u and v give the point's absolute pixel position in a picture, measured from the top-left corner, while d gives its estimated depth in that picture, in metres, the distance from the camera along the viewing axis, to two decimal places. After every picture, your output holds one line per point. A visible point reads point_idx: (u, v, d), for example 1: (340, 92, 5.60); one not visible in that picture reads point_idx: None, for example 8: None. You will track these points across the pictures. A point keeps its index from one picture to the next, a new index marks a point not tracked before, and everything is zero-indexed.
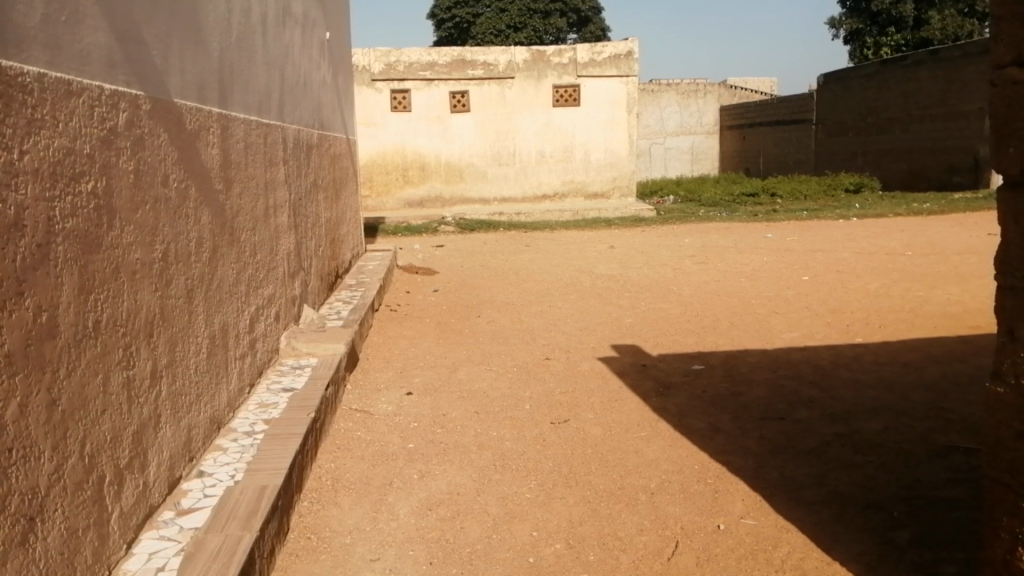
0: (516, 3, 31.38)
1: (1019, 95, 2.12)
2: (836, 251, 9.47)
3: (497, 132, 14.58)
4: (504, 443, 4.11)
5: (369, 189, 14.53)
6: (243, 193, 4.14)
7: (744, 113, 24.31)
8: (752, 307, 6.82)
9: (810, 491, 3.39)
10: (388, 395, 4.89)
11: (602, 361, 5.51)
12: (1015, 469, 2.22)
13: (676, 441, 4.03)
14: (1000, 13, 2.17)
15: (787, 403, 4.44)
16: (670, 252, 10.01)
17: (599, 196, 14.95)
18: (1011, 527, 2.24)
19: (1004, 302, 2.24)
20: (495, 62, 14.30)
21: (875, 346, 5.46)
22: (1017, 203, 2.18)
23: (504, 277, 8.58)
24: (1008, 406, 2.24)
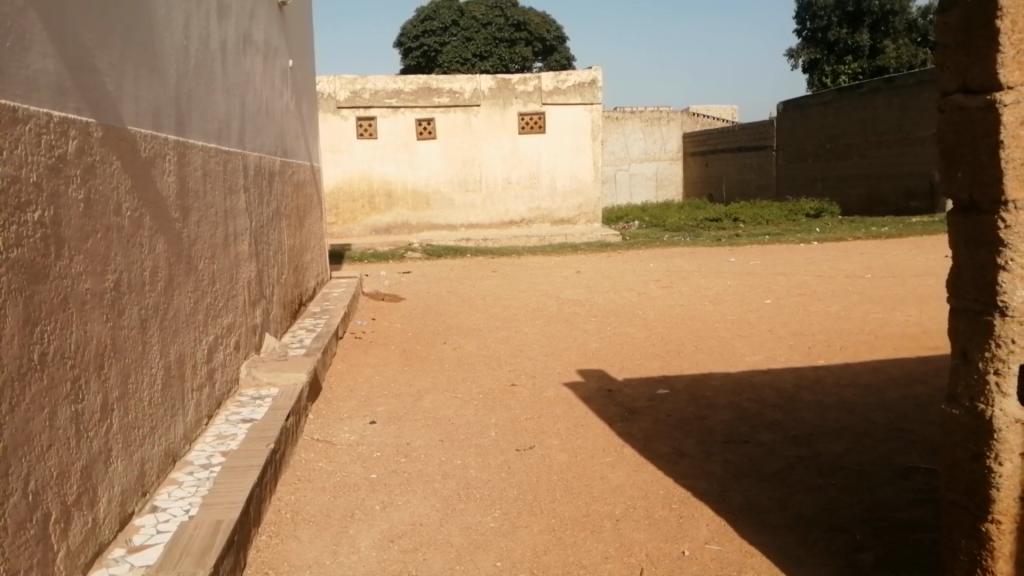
0: (481, 32, 31.73)
1: (964, 122, 2.16)
2: (798, 274, 9.60)
3: (464, 159, 14.61)
4: (469, 472, 4.06)
5: (335, 217, 14.42)
6: (201, 221, 4.08)
7: (707, 139, 24.69)
8: (716, 331, 6.86)
9: (774, 514, 3.38)
10: (352, 425, 4.81)
11: (568, 386, 5.49)
12: (972, 489, 2.24)
13: (641, 467, 4.01)
14: (944, 40, 2.21)
15: (751, 426, 4.45)
16: (635, 277, 10.07)
17: (566, 222, 15.03)
18: (969, 549, 2.25)
19: (957, 325, 2.27)
20: (461, 89, 14.36)
21: (837, 368, 5.51)
22: (966, 226, 2.22)
23: (471, 304, 8.55)
24: (962, 428, 2.26)
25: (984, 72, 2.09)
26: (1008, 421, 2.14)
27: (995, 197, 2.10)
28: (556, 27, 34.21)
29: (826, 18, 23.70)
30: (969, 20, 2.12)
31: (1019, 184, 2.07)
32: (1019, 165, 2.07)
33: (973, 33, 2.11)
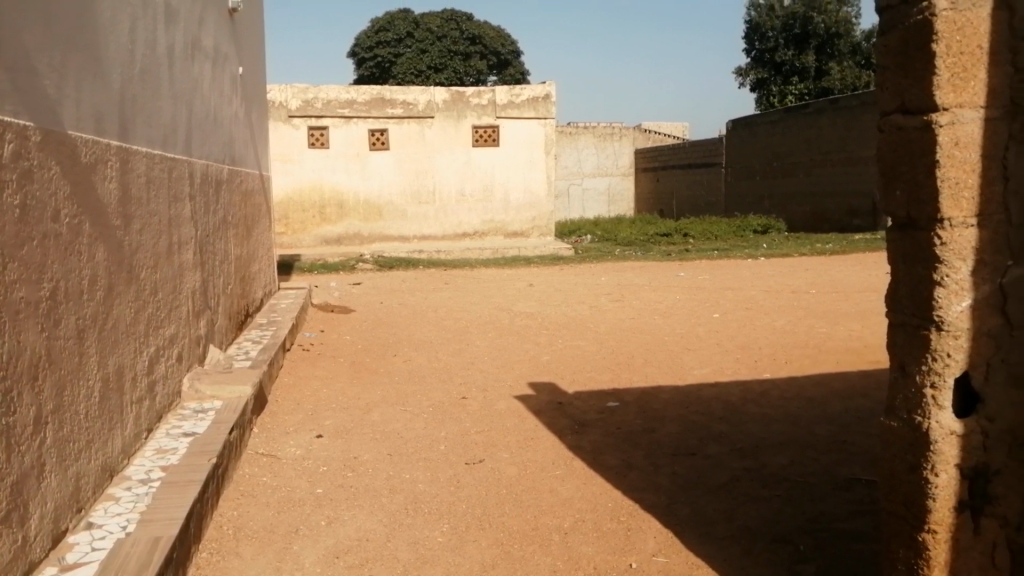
0: (436, 44, 31.79)
1: (902, 141, 2.22)
2: (745, 289, 9.77)
3: (417, 170, 14.55)
4: (417, 486, 4.01)
5: (285, 227, 14.21)
6: (144, 229, 3.97)
7: (658, 155, 25.05)
8: (665, 344, 6.93)
9: (719, 526, 3.42)
10: (298, 438, 4.72)
11: (519, 399, 5.49)
12: (909, 500, 2.28)
13: (590, 479, 4.01)
14: (882, 63, 2.27)
15: (698, 439, 4.49)
16: (587, 291, 10.13)
17: (519, 235, 15.07)
18: (907, 560, 2.29)
19: (894, 338, 2.32)
20: (414, 101, 14.33)
21: (782, 381, 5.61)
22: (903, 243, 2.27)
23: (422, 316, 8.49)
24: (900, 440, 2.30)
25: (921, 94, 2.15)
26: (943, 433, 2.21)
27: (931, 215, 2.16)
28: (511, 41, 34.40)
29: (774, 39, 24.30)
30: (907, 43, 2.18)
31: (953, 203, 2.14)
32: (953, 185, 2.13)
33: (910, 56, 2.17)
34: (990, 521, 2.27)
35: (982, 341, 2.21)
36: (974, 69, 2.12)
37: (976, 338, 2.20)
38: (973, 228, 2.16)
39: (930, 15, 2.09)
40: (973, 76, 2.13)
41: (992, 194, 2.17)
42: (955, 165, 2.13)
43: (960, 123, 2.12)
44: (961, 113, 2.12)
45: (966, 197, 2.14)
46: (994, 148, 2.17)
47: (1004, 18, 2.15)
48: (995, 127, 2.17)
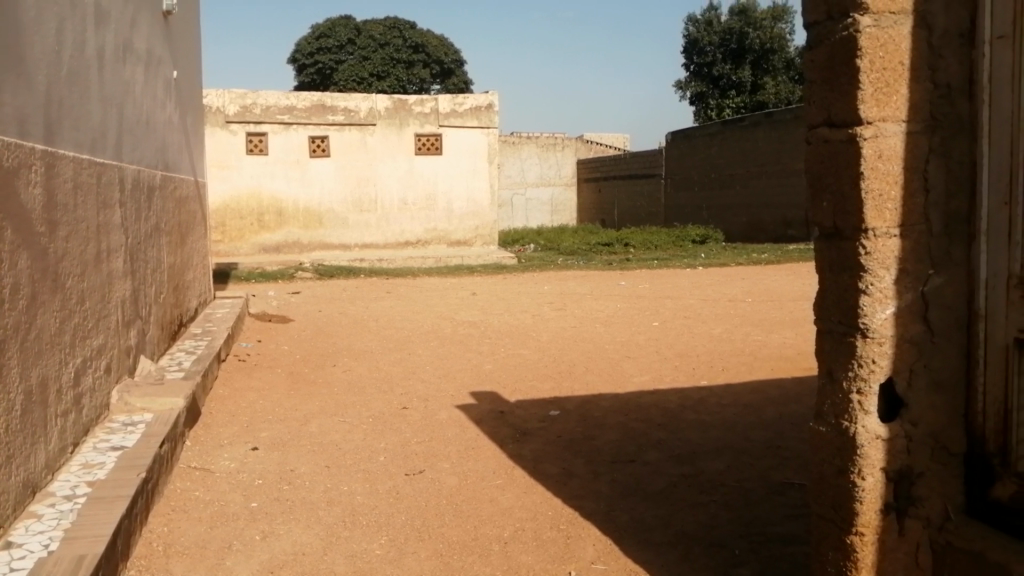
0: (379, 51, 31.63)
1: (829, 153, 2.29)
2: (684, 298, 9.93)
3: (358, 178, 14.41)
4: (355, 498, 3.95)
5: (221, 234, 13.89)
6: (70, 237, 3.84)
7: (599, 166, 25.34)
8: (606, 352, 7.00)
9: (657, 532, 3.45)
10: (232, 451, 4.61)
11: (460, 408, 5.46)
12: (837, 503, 2.34)
13: (530, 488, 4.01)
14: (810, 77, 2.33)
15: (637, 446, 4.54)
16: (529, 300, 10.16)
17: (462, 244, 15.04)
18: (835, 561, 2.36)
19: (823, 345, 2.38)
20: (356, 108, 14.20)
21: (719, 388, 5.71)
22: (830, 253, 2.33)
23: (363, 325, 8.40)
24: (828, 445, 2.36)
25: (846, 108, 2.22)
26: (869, 437, 2.27)
27: (856, 225, 2.23)
28: (455, 50, 34.40)
29: (712, 54, 24.87)
30: (833, 58, 2.24)
31: (877, 213, 2.21)
32: (876, 196, 2.20)
33: (836, 71, 2.24)
34: (914, 522, 2.34)
35: (905, 348, 2.27)
36: (896, 84, 2.20)
37: (900, 345, 2.27)
38: (895, 238, 2.23)
39: (854, 31, 2.16)
40: (896, 91, 2.20)
41: (913, 205, 2.25)
42: (879, 177, 2.20)
43: (884, 136, 2.20)
44: (884, 127, 2.19)
45: (889, 208, 2.22)
46: (916, 160, 2.24)
47: (924, 36, 2.22)
48: (916, 141, 2.24)
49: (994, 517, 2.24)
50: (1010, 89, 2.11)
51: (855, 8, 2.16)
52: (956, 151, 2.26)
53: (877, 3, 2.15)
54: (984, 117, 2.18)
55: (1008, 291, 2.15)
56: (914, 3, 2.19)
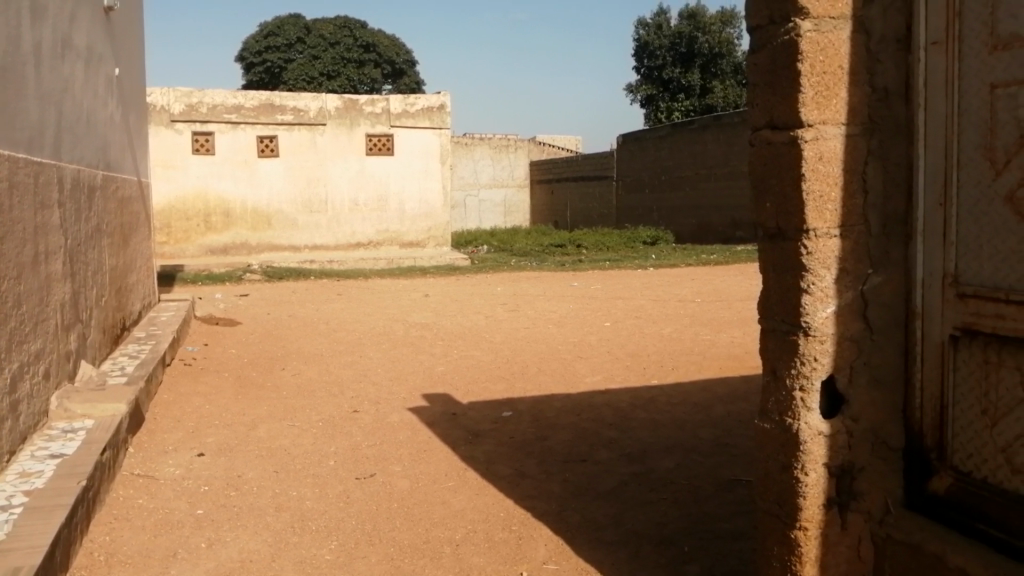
0: (329, 51, 31.29)
1: (771, 155, 2.33)
2: (635, 298, 10.03)
3: (308, 179, 14.22)
4: (304, 503, 3.90)
5: (166, 236, 13.57)
6: (5, 238, 3.71)
7: (552, 168, 25.45)
8: (558, 353, 7.02)
9: (608, 531, 3.48)
10: (177, 458, 4.51)
11: (412, 410, 5.42)
12: (782, 498, 2.39)
13: (482, 490, 4.00)
14: (753, 80, 2.38)
15: (588, 445, 4.56)
16: (482, 301, 10.15)
17: (415, 245, 14.96)
18: (780, 556, 2.40)
19: (767, 343, 2.42)
20: (306, 107, 14.02)
21: (670, 387, 5.77)
22: (773, 253, 2.38)
23: (313, 328, 8.30)
24: (773, 442, 2.40)
25: (788, 110, 2.26)
26: (812, 433, 2.32)
27: (797, 226, 2.27)
28: (406, 50, 34.18)
29: (662, 57, 25.17)
30: (775, 61, 2.29)
31: (818, 214, 2.26)
32: (817, 197, 2.25)
33: (778, 74, 2.28)
34: (856, 517, 2.38)
35: (846, 346, 2.33)
36: (836, 87, 2.25)
37: (841, 343, 2.32)
38: (836, 238, 2.28)
39: (795, 35, 2.21)
40: (836, 94, 2.25)
41: (853, 206, 2.30)
42: (819, 178, 2.25)
43: (824, 139, 2.24)
44: (825, 129, 2.24)
45: (830, 209, 2.27)
46: (855, 162, 2.30)
47: (862, 41, 2.28)
48: (856, 143, 2.30)
49: (932, 510, 2.30)
50: (944, 92, 2.17)
51: (795, 13, 2.21)
52: (893, 154, 2.31)
53: (817, 8, 2.20)
54: (920, 121, 2.24)
55: (943, 289, 2.21)
56: (852, 9, 2.25)
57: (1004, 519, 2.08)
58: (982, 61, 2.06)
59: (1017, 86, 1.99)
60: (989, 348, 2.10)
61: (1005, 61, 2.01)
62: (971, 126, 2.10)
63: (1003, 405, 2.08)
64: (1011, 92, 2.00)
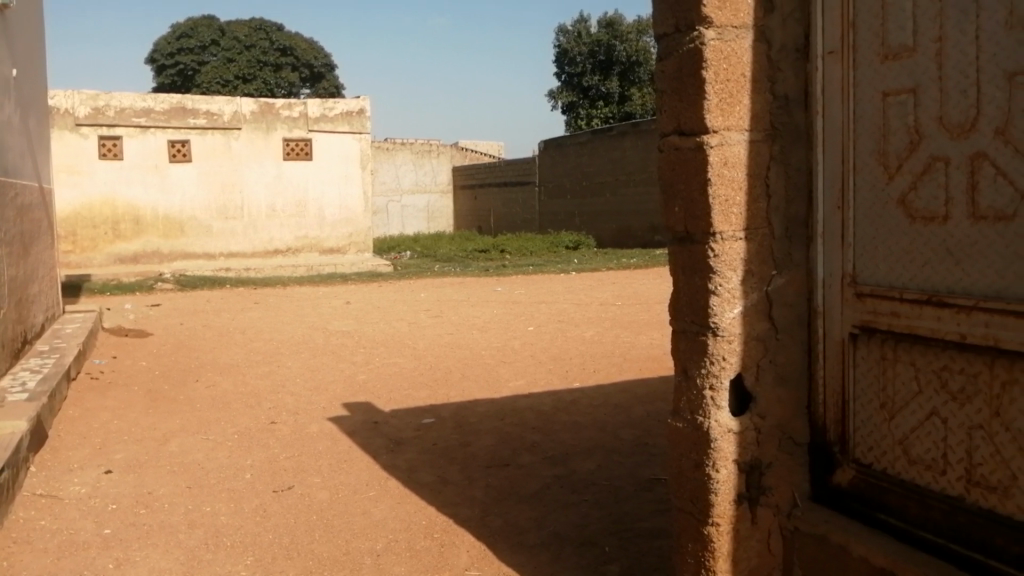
0: (244, 53, 30.60)
1: (679, 160, 2.38)
2: (558, 302, 10.12)
3: (222, 184, 13.85)
4: (219, 518, 3.78)
5: (71, 244, 12.94)
6: None
7: (474, 173, 25.50)
8: (481, 358, 7.03)
9: (530, 535, 3.49)
10: (83, 476, 4.31)
11: (332, 420, 5.33)
12: (696, 496, 2.44)
13: (404, 498, 3.96)
14: (661, 87, 2.43)
15: (512, 450, 4.57)
16: (405, 307, 10.07)
17: (335, 251, 14.78)
18: (695, 552, 2.46)
19: (678, 344, 2.47)
20: (219, 111, 13.68)
21: (592, 389, 5.85)
22: (682, 256, 2.43)
23: (229, 337, 8.07)
24: (686, 440, 2.46)
25: (693, 118, 2.32)
26: (722, 431, 2.38)
27: (704, 229, 2.33)
28: (325, 54, 33.68)
29: (582, 64, 25.54)
30: (680, 69, 2.34)
31: (723, 217, 2.32)
32: (723, 201, 2.32)
33: (684, 82, 2.34)
34: (765, 510, 2.45)
35: (752, 345, 2.40)
36: (738, 95, 2.32)
37: (747, 342, 2.39)
38: (741, 241, 2.35)
39: (700, 44, 2.26)
40: (738, 102, 2.32)
41: (756, 210, 2.37)
42: (725, 183, 2.32)
43: (728, 145, 2.31)
44: (729, 136, 2.31)
45: (735, 212, 2.34)
46: (758, 167, 2.37)
47: (763, 50, 2.35)
48: (758, 149, 2.37)
49: (836, 502, 2.39)
50: (840, 100, 2.26)
51: (699, 22, 2.27)
52: (794, 158, 2.40)
53: (720, 18, 2.27)
54: (818, 127, 2.33)
55: (842, 289, 2.30)
56: (752, 19, 2.33)
57: (902, 509, 2.18)
58: (874, 70, 2.16)
59: (907, 94, 2.09)
60: (885, 345, 2.19)
61: (895, 70, 2.11)
62: (865, 131, 2.20)
63: (899, 398, 2.18)
64: (902, 100, 2.10)
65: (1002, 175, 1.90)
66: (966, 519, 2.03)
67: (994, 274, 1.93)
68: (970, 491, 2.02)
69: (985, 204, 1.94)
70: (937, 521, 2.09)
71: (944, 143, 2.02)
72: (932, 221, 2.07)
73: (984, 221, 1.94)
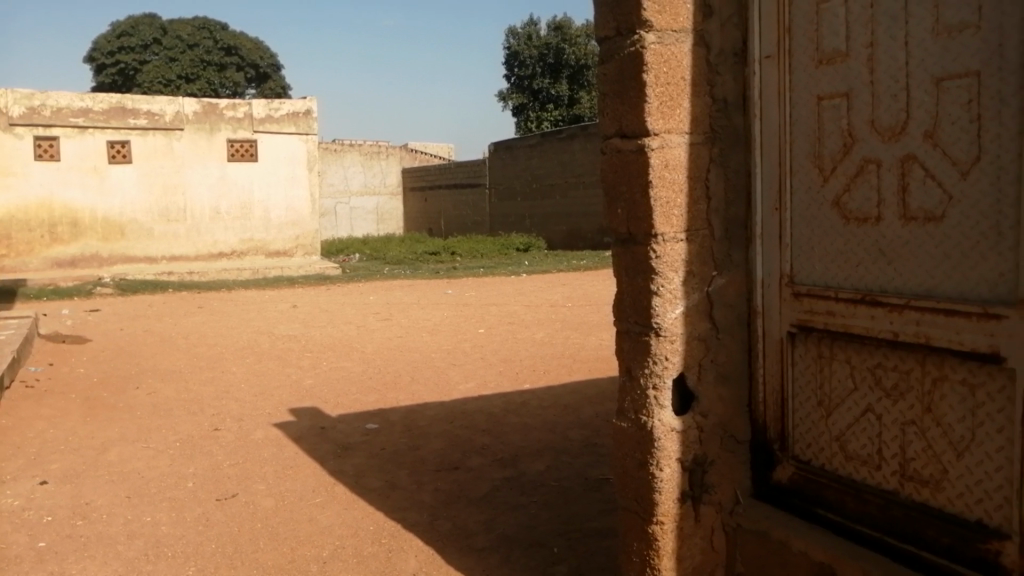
0: (188, 52, 29.99)
1: (621, 162, 2.40)
2: (508, 304, 10.13)
3: (164, 186, 13.53)
4: (160, 529, 3.68)
5: (5, 248, 12.50)
6: None
7: (424, 175, 25.39)
8: (431, 361, 6.99)
9: (479, 537, 3.48)
10: (16, 488, 4.16)
11: (278, 426, 5.24)
12: (640, 495, 2.46)
13: (352, 504, 3.91)
14: (603, 89, 2.44)
15: (461, 452, 4.56)
16: (354, 310, 9.98)
17: (281, 254, 14.58)
18: (639, 551, 2.47)
19: (622, 344, 2.49)
20: (161, 112, 13.37)
21: (541, 391, 5.87)
22: (626, 258, 2.45)
23: (172, 343, 7.88)
24: (629, 440, 2.47)
25: (634, 120, 2.33)
26: (665, 430, 2.40)
27: (646, 231, 2.35)
28: (270, 54, 33.17)
29: (532, 67, 25.65)
30: (621, 72, 2.36)
31: (665, 219, 2.35)
32: (664, 203, 2.34)
33: (625, 85, 2.36)
34: (708, 508, 2.48)
35: (694, 345, 2.43)
36: (678, 98, 2.35)
37: (689, 342, 2.42)
38: (682, 242, 2.38)
39: (640, 48, 2.29)
40: (678, 105, 2.35)
41: (697, 212, 2.41)
42: (666, 185, 2.34)
43: (669, 147, 2.34)
44: (669, 138, 2.34)
45: (676, 214, 2.37)
46: (698, 170, 2.40)
47: (702, 54, 2.39)
48: (699, 151, 2.40)
49: (777, 498, 2.43)
50: (777, 103, 2.31)
51: (640, 26, 2.29)
52: (733, 161, 2.44)
53: (660, 21, 2.30)
54: (756, 130, 2.37)
55: (781, 289, 2.35)
56: (693, 23, 2.36)
57: (839, 504, 2.23)
58: (810, 75, 2.21)
59: (841, 98, 2.14)
60: (822, 343, 2.24)
61: (830, 74, 2.16)
62: (801, 135, 2.25)
63: (836, 396, 2.23)
64: (836, 104, 2.15)
65: (931, 176, 1.95)
66: (901, 513, 2.08)
67: (925, 273, 1.98)
68: (904, 486, 2.08)
69: (915, 205, 1.99)
70: (872, 515, 2.14)
71: (876, 146, 2.07)
72: (865, 222, 2.12)
73: (915, 221, 2.00)
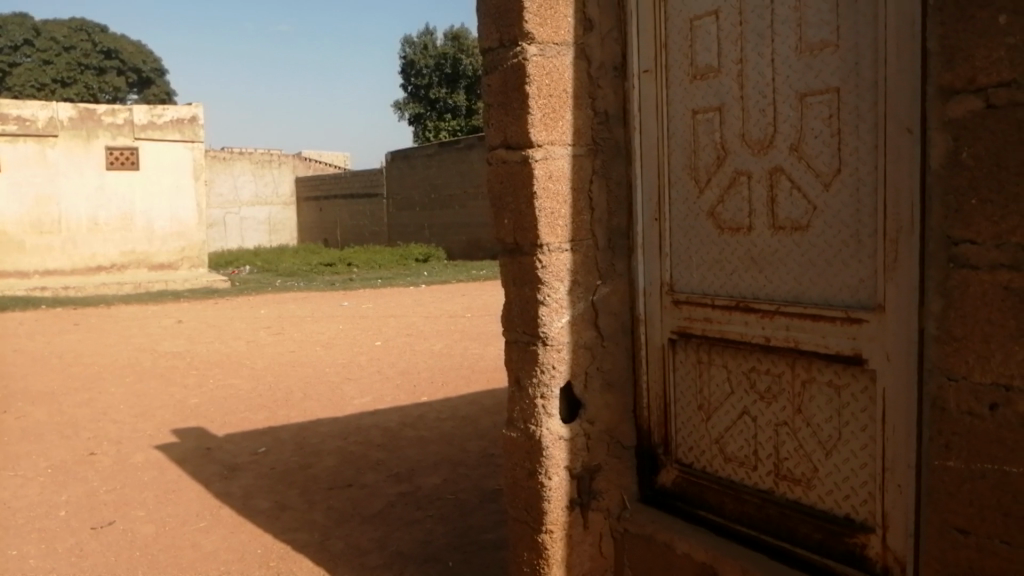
0: (63, 56, 28.53)
1: (506, 173, 2.41)
2: (406, 316, 10.03)
3: (36, 197, 12.76)
4: (26, 562, 3.44)
5: None
6: None
7: (320, 185, 24.92)
8: (325, 376, 6.83)
9: (372, 555, 3.41)
10: None
11: (161, 448, 4.99)
12: (528, 504, 2.48)
13: (239, 526, 3.77)
14: (489, 100, 2.45)
15: (355, 469, 4.47)
16: (244, 324, 9.66)
17: (166, 267, 13.96)
18: (530, 560, 2.49)
19: (511, 354, 2.49)
20: (32, 117, 12.57)
21: (438, 403, 5.82)
22: (513, 268, 2.46)
23: (44, 363, 7.41)
24: (519, 449, 2.49)
25: (519, 131, 2.35)
26: (553, 438, 2.43)
27: (532, 241, 2.37)
28: (154, 58, 31.86)
29: (428, 76, 25.56)
30: (505, 84, 2.38)
31: (550, 230, 2.38)
32: (549, 214, 2.37)
33: (509, 96, 2.37)
34: (596, 515, 2.51)
35: (580, 353, 2.47)
36: (561, 110, 2.39)
37: (576, 350, 2.46)
38: (567, 252, 2.42)
39: (522, 59, 2.31)
40: (561, 117, 2.39)
41: (581, 223, 2.45)
42: (550, 196, 2.37)
43: (552, 159, 2.37)
44: (553, 150, 2.37)
45: (560, 225, 2.40)
46: (581, 181, 2.44)
47: (584, 66, 2.43)
48: (581, 163, 2.44)
49: (661, 502, 2.48)
50: (654, 117, 2.37)
51: (522, 38, 2.31)
52: (615, 173, 2.49)
53: (541, 34, 2.33)
54: (636, 143, 2.43)
55: (661, 297, 2.41)
56: (573, 36, 2.40)
57: (719, 505, 2.31)
58: (685, 89, 2.29)
59: (713, 112, 2.22)
60: (701, 349, 2.32)
61: (703, 89, 2.24)
62: (678, 147, 2.32)
63: (715, 399, 2.30)
64: (709, 117, 2.23)
65: (796, 188, 2.05)
66: (776, 511, 2.16)
67: (793, 280, 2.07)
68: (778, 485, 2.16)
69: (783, 215, 2.08)
70: (750, 514, 2.22)
71: (746, 158, 2.16)
72: (737, 231, 2.20)
73: (783, 231, 2.09)
